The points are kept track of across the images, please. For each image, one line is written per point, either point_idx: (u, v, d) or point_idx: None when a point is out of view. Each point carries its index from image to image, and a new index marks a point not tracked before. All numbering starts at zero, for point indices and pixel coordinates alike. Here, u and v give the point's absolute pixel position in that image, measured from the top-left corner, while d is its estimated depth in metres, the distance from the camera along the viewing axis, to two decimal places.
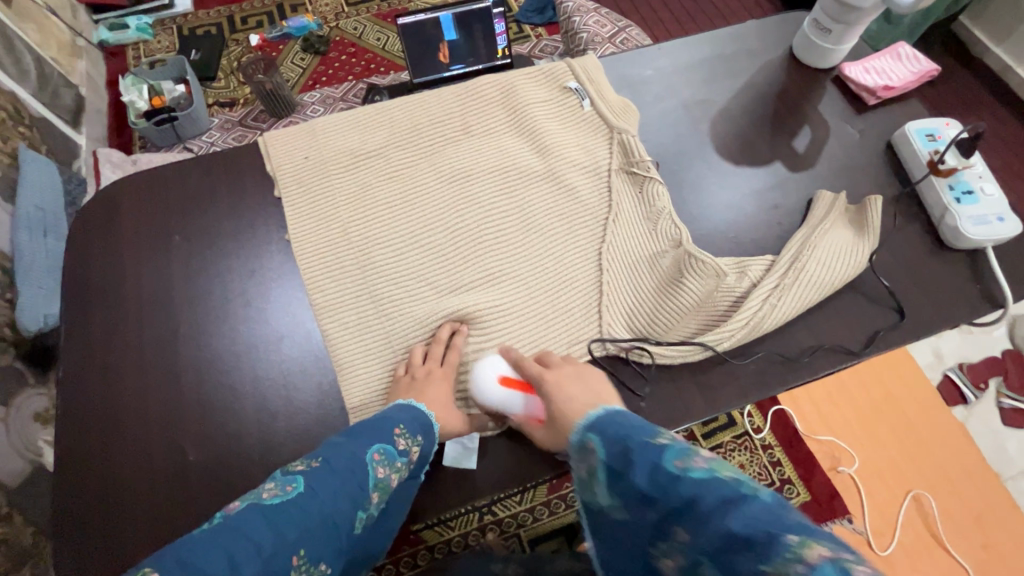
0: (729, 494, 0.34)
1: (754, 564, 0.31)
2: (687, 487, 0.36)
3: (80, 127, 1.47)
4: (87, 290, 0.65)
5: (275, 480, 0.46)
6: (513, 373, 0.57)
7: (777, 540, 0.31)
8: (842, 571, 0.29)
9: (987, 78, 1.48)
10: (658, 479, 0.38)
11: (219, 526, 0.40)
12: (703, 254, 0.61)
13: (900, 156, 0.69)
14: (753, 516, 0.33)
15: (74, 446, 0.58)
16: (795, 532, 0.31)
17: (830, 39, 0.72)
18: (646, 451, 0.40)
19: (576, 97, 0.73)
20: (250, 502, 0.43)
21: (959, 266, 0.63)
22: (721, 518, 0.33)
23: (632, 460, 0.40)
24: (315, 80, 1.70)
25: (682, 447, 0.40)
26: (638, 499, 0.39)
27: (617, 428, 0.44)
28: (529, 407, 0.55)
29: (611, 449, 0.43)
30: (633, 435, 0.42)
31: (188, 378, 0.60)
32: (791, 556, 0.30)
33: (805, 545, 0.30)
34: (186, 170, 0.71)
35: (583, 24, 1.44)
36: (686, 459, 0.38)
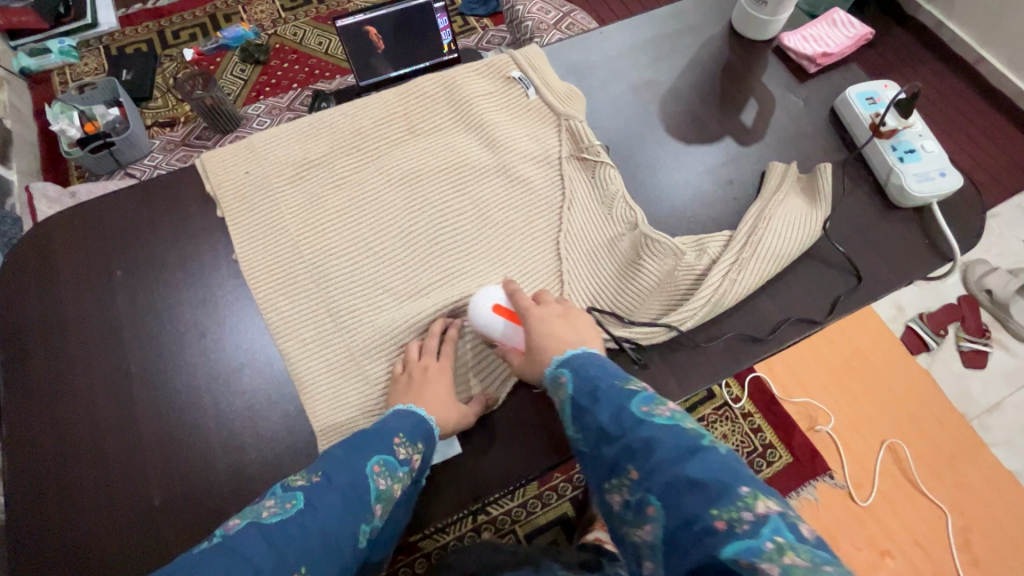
0: (688, 444, 0.44)
1: (705, 504, 0.40)
2: (650, 431, 0.45)
3: (9, 161, 1.39)
4: (25, 340, 0.61)
5: (275, 497, 0.46)
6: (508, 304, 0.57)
7: (729, 491, 0.40)
8: (780, 522, 0.38)
9: (921, 35, 1.52)
10: (625, 423, 0.47)
11: (218, 546, 0.41)
12: (659, 234, 0.61)
13: (844, 121, 0.70)
14: (710, 465, 0.42)
15: (29, 504, 0.55)
16: (747, 486, 0.40)
17: (767, 10, 0.72)
18: (618, 395, 0.49)
19: (521, 86, 0.72)
20: (250, 520, 0.44)
21: (907, 223, 0.65)
22: (681, 463, 0.42)
23: (605, 401, 0.48)
24: (258, 91, 1.64)
25: (650, 397, 0.48)
26: (598, 436, 0.48)
27: (591, 364, 0.52)
28: (511, 337, 0.56)
29: (584, 389, 0.50)
30: (607, 379, 0.50)
31: (145, 421, 0.57)
32: (741, 505, 0.39)
33: (755, 497, 0.39)
34: (120, 201, 0.67)
35: (527, 13, 1.43)
36: (653, 408, 0.47)
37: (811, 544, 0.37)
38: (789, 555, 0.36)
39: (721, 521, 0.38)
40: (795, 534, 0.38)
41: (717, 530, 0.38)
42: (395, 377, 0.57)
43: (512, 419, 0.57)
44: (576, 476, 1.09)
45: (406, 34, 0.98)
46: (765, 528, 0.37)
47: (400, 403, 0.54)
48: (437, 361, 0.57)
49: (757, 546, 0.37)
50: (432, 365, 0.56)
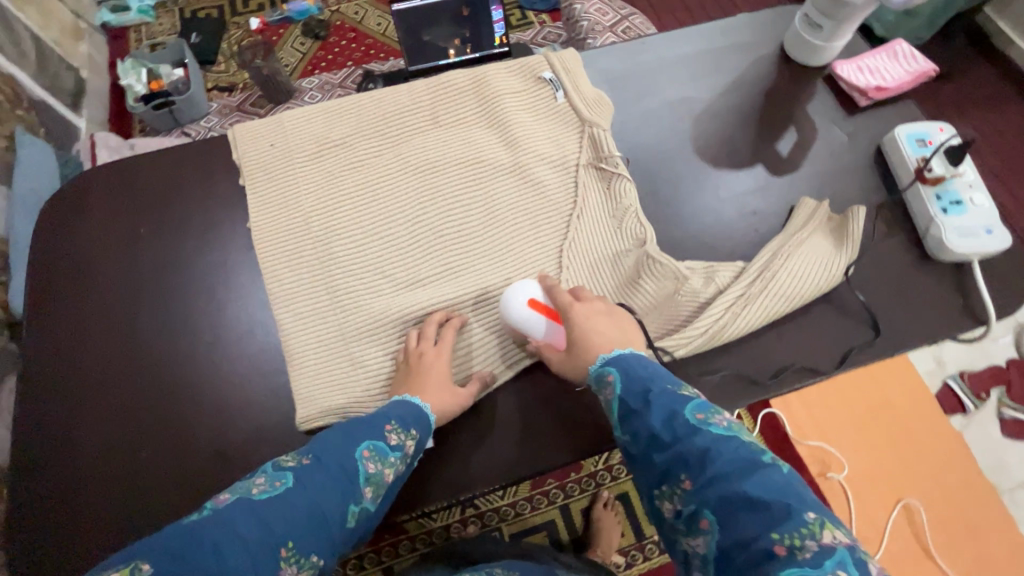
0: (746, 460, 0.41)
1: (761, 525, 0.38)
2: (706, 441, 0.43)
3: (80, 109, 1.48)
4: (51, 283, 0.65)
5: (266, 475, 0.47)
6: (542, 300, 0.57)
7: (793, 515, 0.37)
8: (848, 555, 0.36)
9: (1007, 75, 1.41)
10: (678, 430, 0.45)
11: (210, 518, 0.41)
12: (666, 256, 0.59)
13: (889, 161, 0.66)
14: (772, 485, 0.39)
15: (33, 437, 0.58)
16: (810, 511, 0.38)
17: (821, 35, 0.68)
18: (672, 401, 0.47)
19: (551, 88, 0.71)
20: (240, 495, 0.44)
21: (943, 278, 0.60)
22: (738, 481, 0.40)
23: (657, 406, 0.47)
24: (315, 65, 1.69)
25: (706, 405, 0.47)
26: (651, 442, 0.46)
27: (638, 374, 0.50)
28: (551, 335, 0.56)
29: (634, 390, 0.49)
30: (659, 385, 0.49)
31: (144, 376, 0.60)
32: (805, 532, 0.36)
33: (821, 526, 0.37)
34: (153, 162, 0.69)
35: (584, 12, 1.41)
36: (708, 417, 0.46)
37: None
38: None
39: (781, 546, 0.36)
40: (861, 567, 0.35)
41: (777, 555, 0.36)
42: (400, 363, 0.58)
43: (491, 426, 0.57)
44: (570, 484, 1.09)
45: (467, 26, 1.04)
46: (829, 560, 0.35)
47: (398, 393, 0.55)
48: (436, 347, 0.57)
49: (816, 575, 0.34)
50: (429, 353, 0.57)
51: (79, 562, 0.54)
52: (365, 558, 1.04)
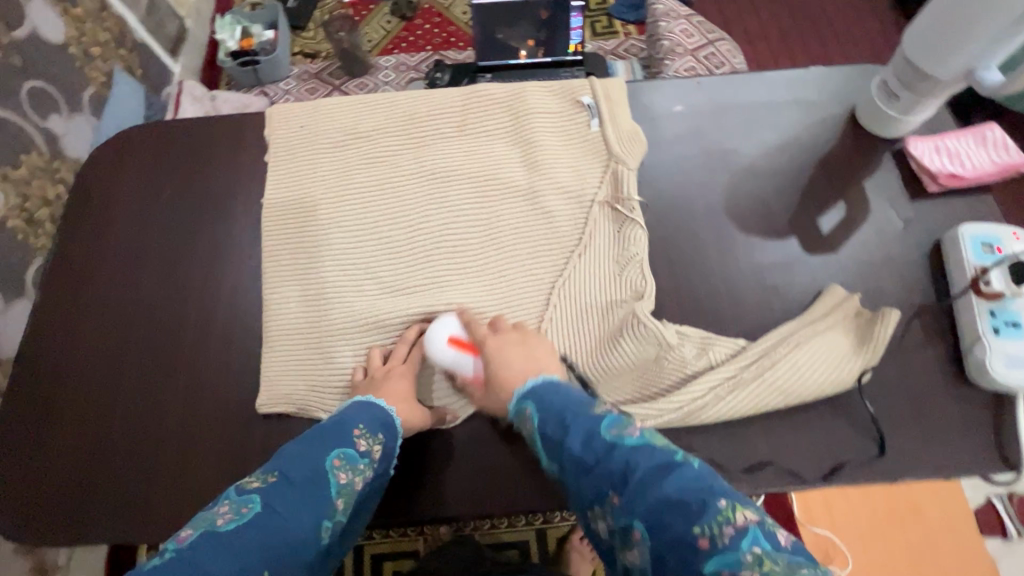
0: (662, 461, 0.40)
1: (684, 526, 0.36)
2: (623, 455, 0.41)
3: (177, 56, 1.56)
4: (80, 225, 0.68)
5: (229, 502, 0.42)
6: (464, 336, 0.57)
7: (709, 506, 0.36)
8: (759, 530, 0.35)
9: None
10: (597, 450, 0.43)
11: (172, 562, 0.36)
12: (655, 319, 0.55)
13: (944, 260, 0.58)
14: (686, 482, 0.38)
15: (31, 368, 0.62)
16: (723, 498, 0.37)
17: (897, 105, 0.60)
18: (587, 420, 0.45)
19: (587, 115, 0.67)
20: (203, 530, 0.39)
21: (979, 406, 0.52)
22: (657, 484, 0.38)
23: (574, 429, 0.45)
24: (395, 45, 1.71)
25: (617, 417, 0.45)
26: (576, 468, 0.43)
27: (554, 397, 0.48)
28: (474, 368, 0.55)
29: (551, 418, 0.47)
30: (573, 406, 0.47)
31: (137, 331, 0.62)
32: (721, 518, 0.35)
33: (733, 509, 0.36)
34: (192, 125, 0.72)
35: (668, 31, 1.34)
36: (622, 430, 0.43)
37: (791, 553, 0.34)
38: (769, 566, 0.33)
39: (704, 538, 0.35)
40: (773, 541, 0.34)
41: (702, 550, 0.34)
42: (354, 383, 0.56)
43: (441, 452, 0.55)
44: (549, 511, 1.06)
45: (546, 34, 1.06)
46: (745, 539, 0.34)
47: (360, 394, 0.54)
48: (403, 364, 0.57)
49: (735, 559, 0.33)
50: (396, 368, 0.56)
51: (43, 495, 0.56)
52: None
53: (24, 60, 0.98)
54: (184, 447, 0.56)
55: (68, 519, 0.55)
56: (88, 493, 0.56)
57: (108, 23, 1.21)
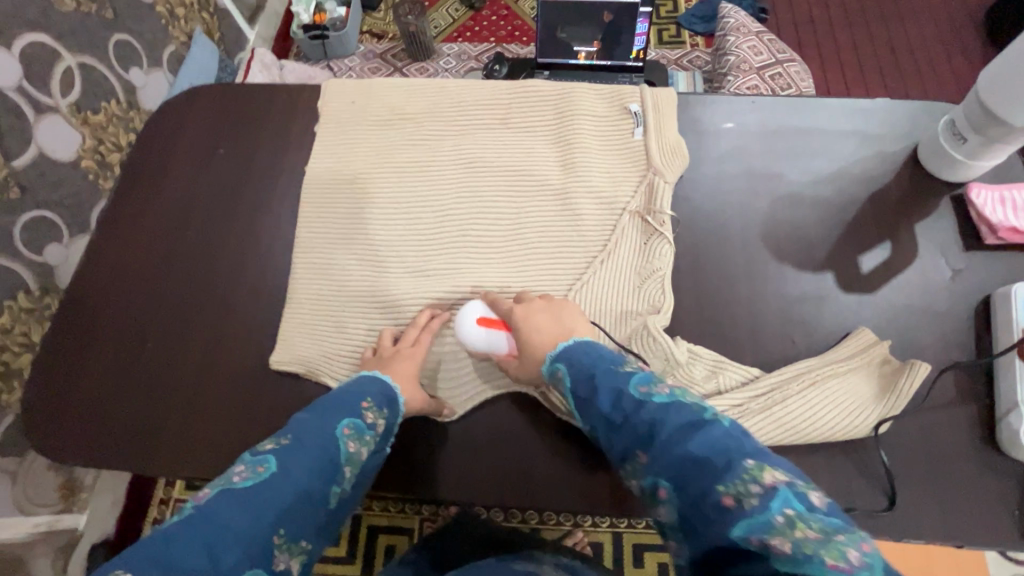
0: (691, 421, 0.40)
1: (709, 483, 0.35)
2: (654, 413, 0.41)
3: (254, 23, 1.62)
4: (140, 173, 0.73)
5: (245, 463, 0.44)
6: (494, 314, 0.56)
7: (733, 465, 0.35)
8: (791, 492, 0.33)
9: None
10: (626, 407, 0.43)
11: (192, 515, 0.38)
12: (668, 336, 0.55)
13: (992, 318, 0.54)
14: (712, 439, 0.37)
15: (78, 297, 0.67)
16: (751, 457, 0.36)
17: (963, 149, 0.57)
18: (617, 379, 0.46)
19: (632, 122, 0.66)
20: (220, 487, 0.41)
21: (1006, 478, 0.49)
22: (682, 441, 0.38)
23: (604, 386, 0.46)
24: (460, 33, 1.73)
25: (648, 376, 0.45)
26: (608, 425, 0.44)
27: (589, 354, 0.49)
28: (508, 345, 0.55)
29: (582, 377, 0.48)
30: (604, 366, 0.47)
31: (175, 277, 0.66)
32: (747, 477, 0.34)
33: (761, 469, 0.35)
34: (254, 91, 0.75)
35: (735, 46, 1.30)
36: (651, 388, 0.44)
37: (826, 515, 0.32)
38: (801, 528, 0.31)
39: (729, 498, 0.34)
40: (806, 503, 0.33)
41: (728, 511, 0.34)
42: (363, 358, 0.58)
43: (438, 435, 0.56)
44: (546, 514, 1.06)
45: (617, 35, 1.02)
46: (775, 501, 0.33)
47: (368, 370, 0.56)
48: (411, 348, 0.57)
49: (764, 521, 0.32)
50: (404, 349, 0.57)
51: (67, 419, 0.60)
52: None
53: (114, 12, 1.04)
54: (199, 393, 0.59)
55: (87, 445, 0.59)
56: (108, 424, 0.59)
57: None
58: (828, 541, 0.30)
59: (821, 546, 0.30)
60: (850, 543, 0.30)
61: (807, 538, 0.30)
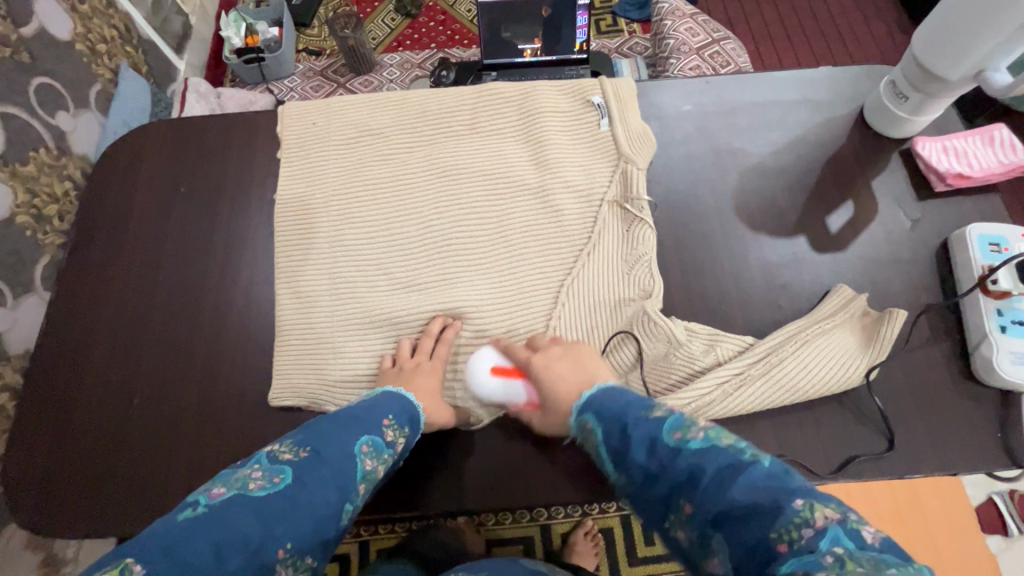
0: (730, 463, 0.38)
1: (758, 527, 0.34)
2: (688, 459, 0.41)
3: (182, 52, 1.54)
4: (96, 222, 0.69)
5: (262, 468, 0.43)
6: (508, 364, 0.56)
7: (782, 507, 0.34)
8: (842, 533, 0.32)
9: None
10: (661, 456, 0.43)
11: (205, 516, 0.38)
12: (666, 317, 0.56)
13: (952, 259, 0.58)
14: (753, 481, 0.36)
15: (49, 362, 0.63)
16: (801, 498, 0.34)
17: (906, 107, 0.60)
18: (648, 427, 0.45)
19: (597, 114, 0.67)
20: (236, 492, 0.40)
21: (986, 405, 0.53)
22: (726, 485, 0.37)
23: (636, 436, 0.45)
24: (400, 42, 1.71)
25: (682, 421, 0.44)
26: (644, 478, 0.43)
27: (615, 402, 0.50)
28: (526, 395, 0.55)
29: (613, 427, 0.48)
30: (633, 414, 0.47)
31: (153, 325, 0.63)
32: (798, 520, 0.33)
33: (810, 508, 0.33)
34: (206, 125, 0.72)
35: (673, 30, 1.33)
36: (685, 433, 0.43)
37: (879, 552, 0.30)
38: (853, 566, 0.30)
39: (781, 541, 0.32)
40: (858, 542, 0.31)
41: (779, 554, 0.32)
42: (382, 370, 0.58)
43: (452, 447, 0.56)
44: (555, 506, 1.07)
45: (558, 29, 1.04)
46: (825, 540, 0.31)
47: (390, 386, 0.55)
48: (430, 360, 0.57)
49: (815, 561, 0.31)
50: (425, 363, 0.57)
51: (59, 490, 0.57)
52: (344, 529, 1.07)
53: (31, 57, 0.97)
54: (198, 442, 0.57)
55: (84, 513, 0.56)
56: (103, 488, 0.56)
57: (113, 20, 1.23)
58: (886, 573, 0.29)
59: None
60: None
61: (859, 575, 0.29)
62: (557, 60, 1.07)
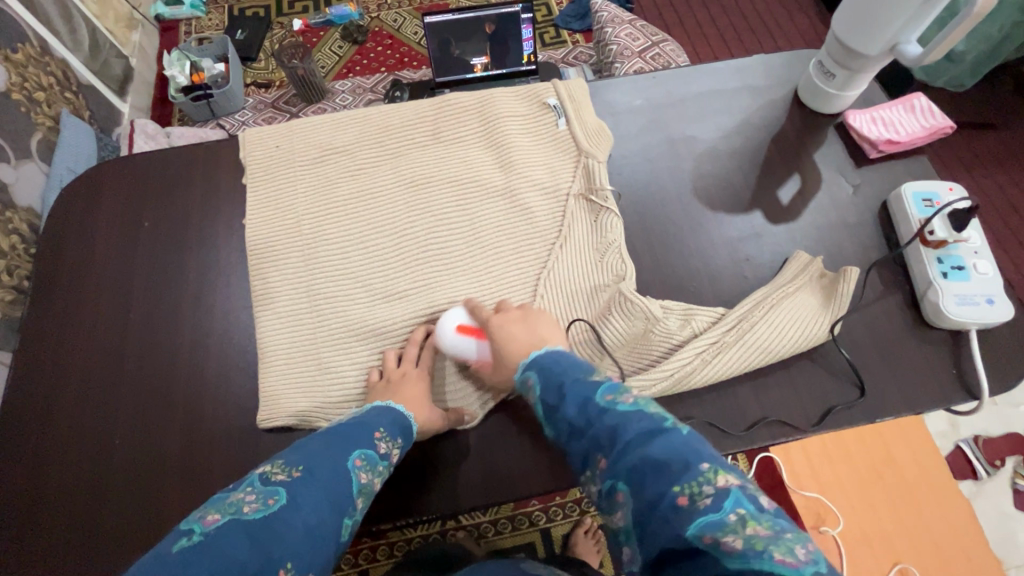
0: (651, 428, 0.42)
1: (666, 484, 0.38)
2: (615, 419, 0.44)
3: (126, 95, 1.50)
4: (57, 268, 0.67)
5: (256, 490, 0.43)
6: (472, 322, 0.58)
7: (690, 468, 0.38)
8: (741, 495, 0.36)
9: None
10: (591, 413, 0.46)
11: (201, 548, 0.38)
12: (640, 296, 0.59)
13: (893, 218, 0.63)
14: (672, 446, 0.40)
15: (19, 416, 0.60)
16: (708, 462, 0.38)
17: (835, 83, 0.66)
18: (580, 387, 0.48)
19: (553, 115, 0.70)
20: (230, 518, 0.40)
21: (939, 346, 0.57)
22: (643, 447, 0.41)
23: (571, 395, 0.48)
24: (349, 69, 1.72)
25: (615, 385, 0.48)
26: (569, 430, 0.47)
27: (556, 362, 0.52)
28: (480, 351, 0.57)
29: (549, 386, 0.50)
30: (570, 374, 0.50)
31: (128, 366, 0.61)
32: (701, 481, 0.37)
33: (715, 472, 0.37)
34: (165, 159, 0.71)
35: (614, 36, 1.40)
36: (617, 396, 0.46)
37: (771, 516, 0.35)
38: (750, 527, 0.34)
39: (684, 498, 0.36)
40: (753, 505, 0.36)
41: (680, 508, 0.36)
42: (371, 384, 0.58)
43: (448, 450, 0.56)
44: (553, 508, 1.07)
45: (505, 42, 1.08)
46: (727, 501, 0.35)
47: (380, 400, 0.55)
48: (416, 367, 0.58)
49: (717, 520, 0.34)
50: (411, 372, 0.57)
51: (40, 549, 0.54)
52: (342, 561, 1.04)
53: None
54: (189, 477, 0.55)
55: (70, 571, 0.53)
56: (89, 541, 0.54)
57: (48, 68, 1.21)
58: (776, 537, 0.33)
59: (771, 542, 0.32)
60: (797, 540, 0.33)
61: (757, 535, 0.33)
62: (507, 73, 1.10)
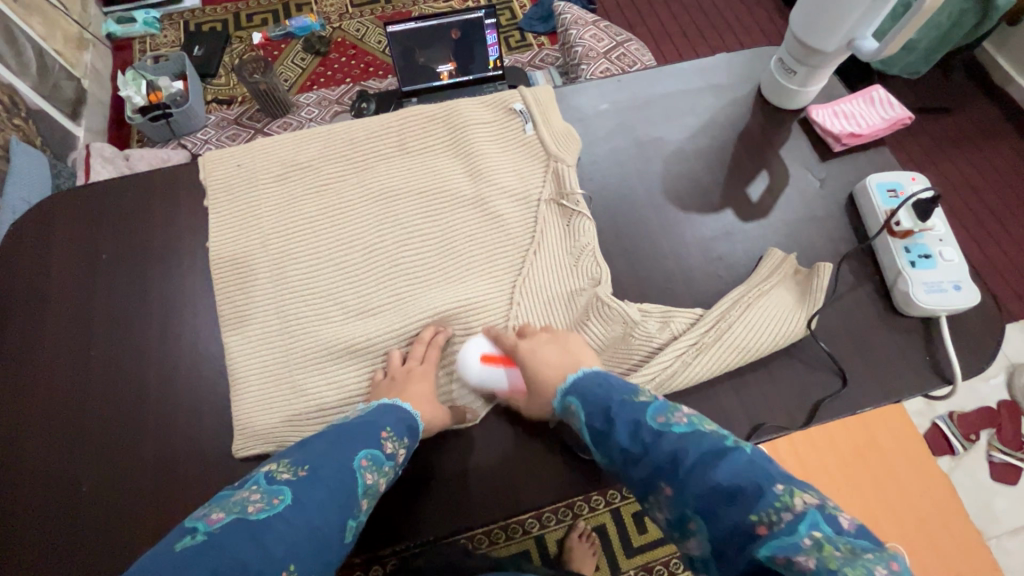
0: (712, 449, 0.42)
1: (739, 511, 0.38)
2: (672, 444, 0.43)
3: (80, 118, 1.45)
4: (10, 308, 0.64)
5: (260, 489, 0.42)
6: (496, 351, 0.57)
7: (764, 492, 0.38)
8: (820, 515, 0.36)
9: (988, 118, 1.44)
10: (645, 438, 0.45)
11: (203, 545, 0.37)
12: (617, 300, 0.59)
13: (860, 209, 0.64)
14: (737, 468, 0.40)
15: None
16: (781, 483, 0.38)
17: (796, 80, 0.67)
18: (633, 411, 0.47)
19: (520, 120, 0.70)
20: (235, 517, 0.40)
21: (911, 333, 0.58)
22: (709, 472, 0.40)
23: (619, 419, 0.47)
24: (313, 81, 1.69)
25: (664, 406, 0.47)
26: (624, 457, 0.46)
27: (596, 386, 0.51)
28: (511, 380, 0.56)
29: (597, 411, 0.49)
30: (617, 398, 0.49)
31: (92, 405, 0.58)
32: (779, 504, 0.37)
33: (791, 494, 0.37)
34: (121, 188, 0.69)
35: (579, 38, 1.40)
36: (669, 418, 0.46)
37: (853, 535, 0.35)
38: (828, 549, 0.34)
39: (762, 525, 0.36)
40: (833, 525, 0.36)
41: (759, 536, 0.36)
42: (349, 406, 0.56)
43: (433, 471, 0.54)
44: (545, 515, 1.07)
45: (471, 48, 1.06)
46: (802, 524, 0.35)
47: (383, 399, 0.54)
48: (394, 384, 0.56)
49: (793, 543, 0.34)
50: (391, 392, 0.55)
51: None
52: None
53: None
54: (164, 518, 0.53)
55: None
56: None
57: None
58: (853, 558, 0.33)
59: (848, 564, 0.32)
60: (878, 560, 0.33)
61: (832, 556, 0.33)
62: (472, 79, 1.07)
